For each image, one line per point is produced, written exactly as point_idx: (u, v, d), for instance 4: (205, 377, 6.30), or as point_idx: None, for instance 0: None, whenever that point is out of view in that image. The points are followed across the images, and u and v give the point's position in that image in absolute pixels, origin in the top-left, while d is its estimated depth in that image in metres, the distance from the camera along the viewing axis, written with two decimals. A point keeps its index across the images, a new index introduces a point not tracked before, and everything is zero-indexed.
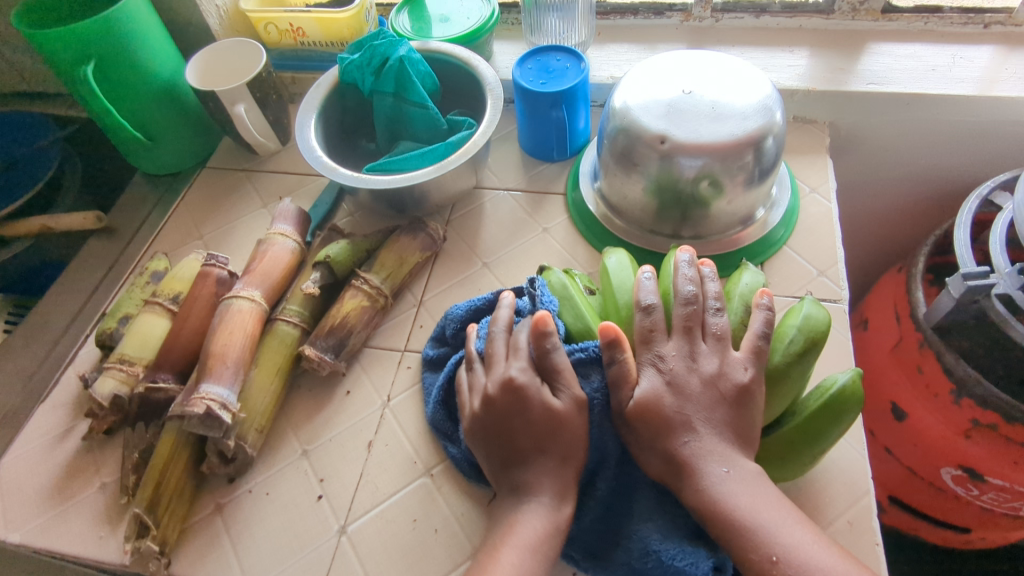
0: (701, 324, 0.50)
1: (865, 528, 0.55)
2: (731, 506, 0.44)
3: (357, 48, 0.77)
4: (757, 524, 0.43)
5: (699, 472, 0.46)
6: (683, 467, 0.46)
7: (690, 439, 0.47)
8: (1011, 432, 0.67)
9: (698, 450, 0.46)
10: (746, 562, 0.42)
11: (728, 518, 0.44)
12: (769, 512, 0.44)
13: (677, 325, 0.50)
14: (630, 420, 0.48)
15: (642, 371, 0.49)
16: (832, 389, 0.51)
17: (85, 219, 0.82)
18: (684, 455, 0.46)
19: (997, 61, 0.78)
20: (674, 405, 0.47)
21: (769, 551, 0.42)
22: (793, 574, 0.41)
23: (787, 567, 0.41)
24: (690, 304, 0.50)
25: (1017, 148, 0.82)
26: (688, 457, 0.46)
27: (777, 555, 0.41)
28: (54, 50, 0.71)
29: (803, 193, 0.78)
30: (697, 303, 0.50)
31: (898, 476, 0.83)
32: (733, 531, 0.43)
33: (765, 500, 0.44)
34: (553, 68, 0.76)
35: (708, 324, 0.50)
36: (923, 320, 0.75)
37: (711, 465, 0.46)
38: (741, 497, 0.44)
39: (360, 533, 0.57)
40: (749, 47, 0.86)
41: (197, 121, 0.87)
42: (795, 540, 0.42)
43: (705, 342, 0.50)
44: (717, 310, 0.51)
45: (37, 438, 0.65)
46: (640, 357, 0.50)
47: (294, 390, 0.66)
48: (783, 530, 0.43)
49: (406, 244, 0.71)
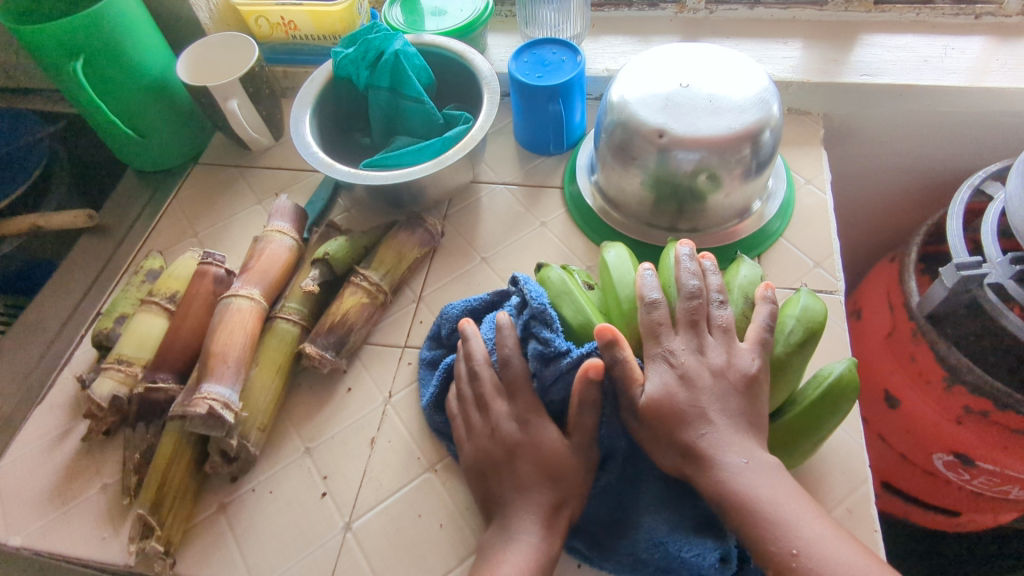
0: (707, 317, 0.51)
1: (864, 515, 0.56)
2: (753, 498, 0.43)
3: (351, 42, 0.76)
4: (777, 516, 0.43)
5: (719, 463, 0.45)
6: (701, 459, 0.46)
7: (707, 431, 0.46)
8: (1003, 419, 0.69)
9: (717, 441, 0.46)
10: (766, 554, 0.42)
11: (751, 511, 0.43)
12: (790, 505, 0.43)
13: (682, 319, 0.50)
14: (646, 414, 0.48)
15: (652, 364, 0.49)
16: (830, 378, 0.52)
17: (76, 217, 0.82)
18: (701, 446, 0.46)
19: (989, 52, 0.79)
20: (685, 398, 0.48)
21: (790, 544, 0.42)
22: (814, 568, 0.40)
23: (808, 562, 0.41)
24: (695, 298, 0.50)
25: (1008, 138, 0.84)
26: (707, 448, 0.46)
27: (797, 548, 0.41)
28: (41, 47, 0.69)
29: (798, 184, 0.78)
30: (701, 296, 0.51)
31: (890, 462, 0.85)
32: (756, 523, 0.43)
33: (785, 491, 0.44)
34: (549, 61, 0.76)
35: (713, 316, 0.51)
36: (916, 309, 0.76)
37: (731, 455, 0.45)
38: (762, 489, 0.44)
39: (365, 529, 0.57)
40: (743, 39, 0.86)
41: (189, 117, 0.86)
42: (816, 534, 0.42)
43: (711, 335, 0.50)
44: (721, 302, 0.51)
45: (35, 440, 0.64)
46: (650, 351, 0.50)
47: (295, 388, 0.66)
48: (804, 524, 0.42)
49: (404, 240, 0.71)
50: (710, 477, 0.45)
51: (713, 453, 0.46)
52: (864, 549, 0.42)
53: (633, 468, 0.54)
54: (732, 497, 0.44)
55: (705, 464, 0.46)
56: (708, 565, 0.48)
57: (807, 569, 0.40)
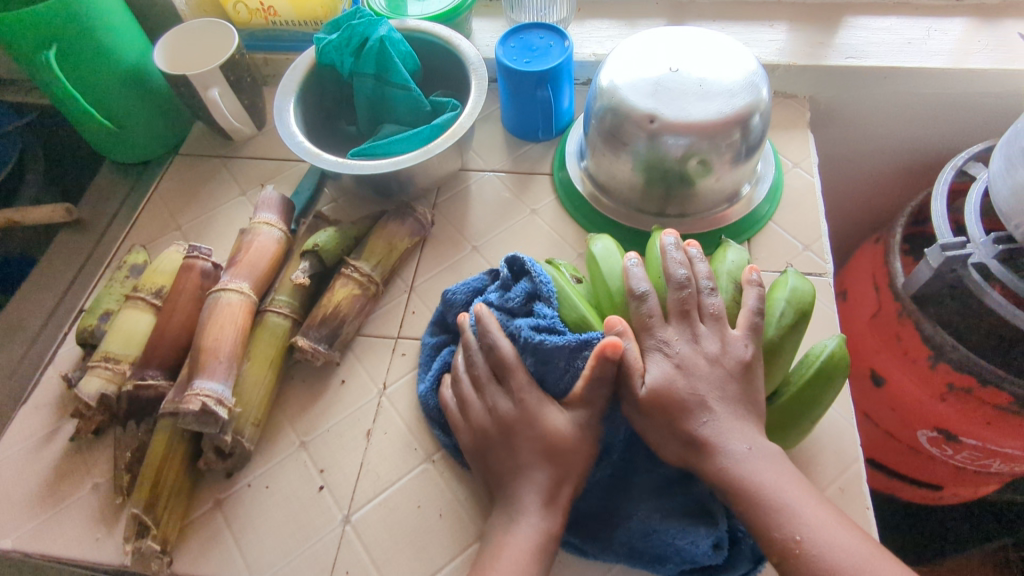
0: (697, 306, 0.51)
1: (855, 493, 0.57)
2: (758, 484, 0.44)
3: (335, 28, 0.74)
4: (779, 503, 0.43)
5: (720, 451, 0.46)
6: (704, 446, 0.46)
7: (709, 418, 0.47)
8: (985, 395, 0.70)
9: (718, 429, 0.47)
10: (769, 541, 0.43)
11: (756, 497, 0.44)
12: (793, 490, 0.44)
13: (674, 309, 0.51)
14: (645, 405, 0.48)
15: (648, 355, 0.50)
16: (823, 356, 0.53)
17: (54, 212, 0.79)
18: (704, 435, 0.47)
19: (970, 34, 0.80)
20: (682, 388, 0.48)
21: (793, 531, 0.42)
22: (820, 553, 0.41)
23: (813, 547, 0.41)
24: (685, 288, 0.51)
25: (989, 119, 0.85)
26: (710, 436, 0.46)
27: (801, 534, 0.42)
28: (10, 36, 0.67)
29: (786, 168, 0.79)
30: (690, 286, 0.51)
31: (876, 440, 0.86)
32: (761, 509, 0.43)
33: (788, 478, 0.45)
34: (536, 46, 0.75)
35: (704, 305, 0.51)
36: (900, 290, 0.78)
37: (733, 442, 0.46)
38: (766, 474, 0.45)
39: (364, 522, 0.57)
40: (729, 22, 0.86)
41: (168, 107, 0.84)
42: (817, 520, 0.42)
43: (703, 323, 0.51)
44: (711, 291, 0.51)
45: (21, 440, 0.63)
46: (644, 345, 0.50)
47: (288, 382, 0.65)
48: (806, 509, 0.43)
49: (395, 230, 0.70)
50: (710, 466, 0.46)
51: (716, 441, 0.46)
52: (864, 531, 0.43)
53: (630, 455, 0.54)
54: (734, 485, 0.45)
55: (703, 452, 0.46)
56: (702, 552, 0.49)
57: (810, 556, 0.41)
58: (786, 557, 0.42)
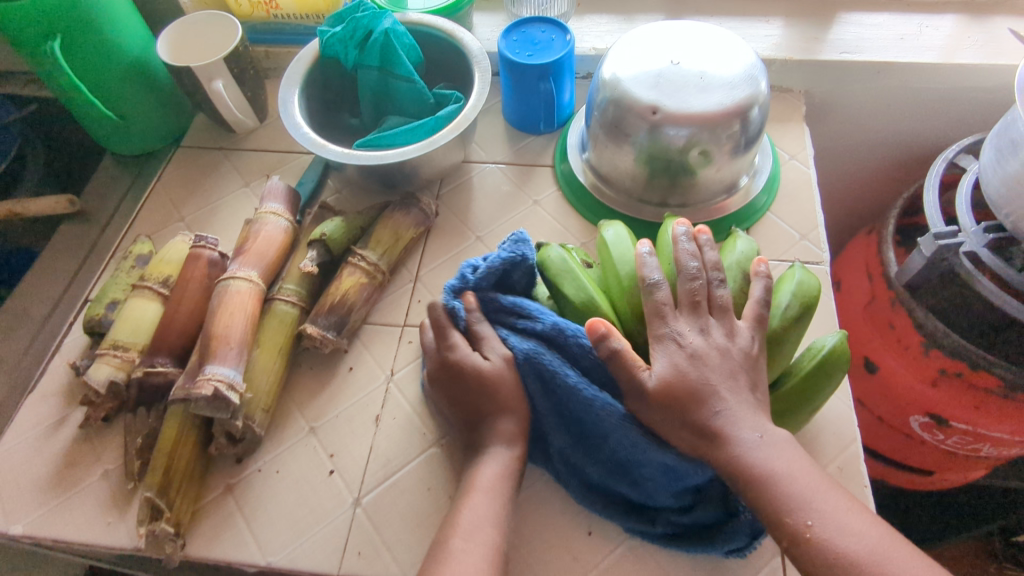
0: (707, 297, 0.52)
1: (854, 472, 0.59)
2: (770, 469, 0.45)
3: (338, 21, 0.75)
4: (791, 489, 0.45)
5: (733, 436, 0.47)
6: (716, 433, 0.47)
7: (721, 404, 0.48)
8: (976, 379, 0.72)
9: (730, 415, 0.47)
10: (780, 524, 0.44)
11: (768, 481, 0.45)
12: (805, 478, 0.45)
13: (683, 300, 0.52)
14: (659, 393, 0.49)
15: (659, 345, 0.50)
16: (823, 351, 0.54)
17: (56, 203, 0.79)
18: (717, 421, 0.47)
19: (960, 30, 0.82)
20: (694, 377, 0.49)
21: (807, 515, 0.44)
22: (831, 538, 0.42)
23: (824, 532, 0.43)
24: (695, 279, 0.52)
25: (978, 113, 0.87)
26: (721, 422, 0.47)
27: (811, 520, 0.44)
28: (15, 27, 0.67)
29: (782, 160, 0.81)
30: (701, 278, 0.52)
31: (869, 426, 0.88)
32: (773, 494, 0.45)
33: (799, 464, 0.46)
34: (538, 40, 0.76)
35: (714, 296, 0.52)
36: (894, 279, 0.80)
37: (746, 429, 0.47)
38: (778, 460, 0.46)
39: (374, 504, 0.58)
40: (726, 17, 0.88)
41: (170, 100, 0.84)
42: (830, 509, 0.44)
43: (712, 315, 0.52)
44: (721, 282, 0.53)
45: (29, 429, 0.63)
46: (655, 331, 0.51)
47: (296, 368, 0.66)
48: (817, 495, 0.45)
49: (400, 220, 0.71)
50: (721, 452, 0.47)
51: (728, 428, 0.47)
52: (871, 513, 0.45)
53: None
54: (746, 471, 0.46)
55: (713, 437, 0.47)
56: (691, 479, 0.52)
57: (821, 542, 0.43)
58: (796, 542, 0.44)
